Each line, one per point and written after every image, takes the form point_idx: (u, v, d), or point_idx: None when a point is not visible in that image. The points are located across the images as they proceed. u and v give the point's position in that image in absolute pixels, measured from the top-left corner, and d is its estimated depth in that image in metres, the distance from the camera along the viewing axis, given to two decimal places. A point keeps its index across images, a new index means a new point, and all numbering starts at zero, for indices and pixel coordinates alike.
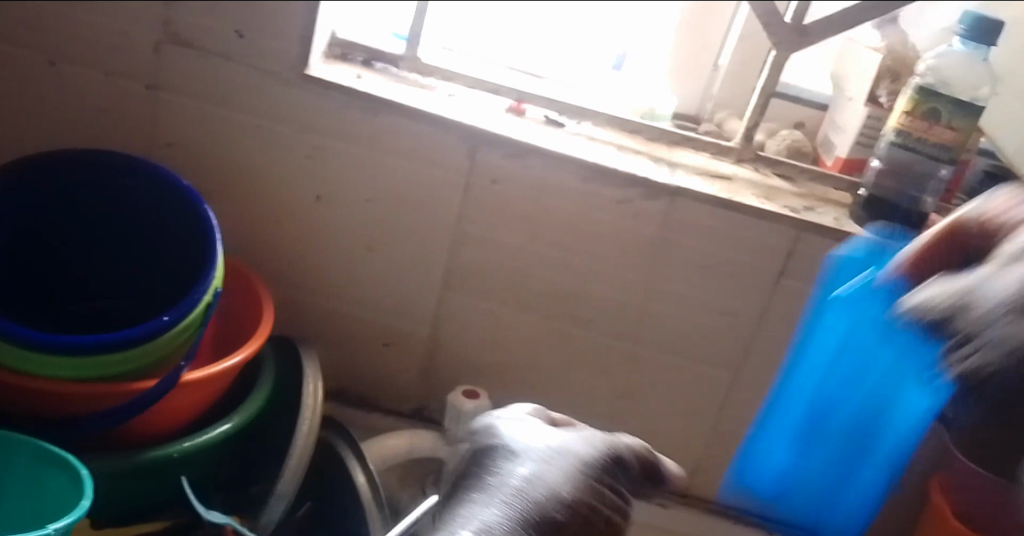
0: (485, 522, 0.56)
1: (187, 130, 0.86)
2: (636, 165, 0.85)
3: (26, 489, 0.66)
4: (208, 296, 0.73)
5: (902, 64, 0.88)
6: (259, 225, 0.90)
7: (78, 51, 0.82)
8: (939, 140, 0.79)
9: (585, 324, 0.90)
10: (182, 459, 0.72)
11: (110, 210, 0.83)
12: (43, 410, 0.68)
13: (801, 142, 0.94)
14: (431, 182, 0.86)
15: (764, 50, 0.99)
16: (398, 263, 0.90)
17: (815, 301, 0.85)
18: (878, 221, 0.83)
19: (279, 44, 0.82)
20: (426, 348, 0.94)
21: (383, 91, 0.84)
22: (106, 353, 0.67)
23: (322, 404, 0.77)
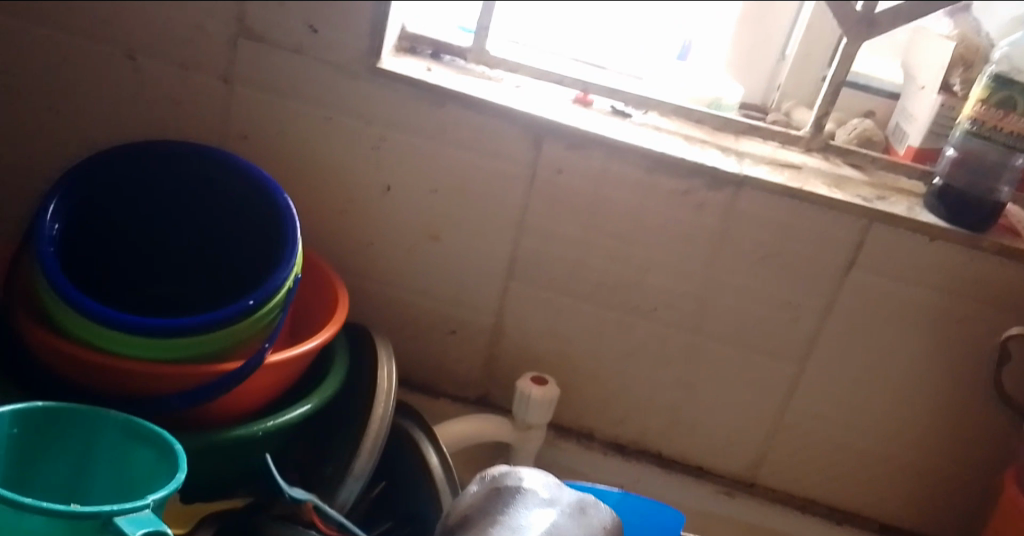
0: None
1: (261, 121, 0.89)
2: (702, 155, 0.85)
3: (120, 463, 0.69)
4: (288, 282, 0.75)
5: (975, 53, 0.88)
6: (329, 214, 0.92)
7: (158, 46, 0.86)
8: (1016, 129, 0.77)
9: (649, 314, 0.91)
10: (261, 437, 0.75)
11: (190, 198, 0.86)
12: (132, 388, 0.71)
13: (871, 131, 0.93)
14: (497, 172, 0.87)
15: (832, 37, 0.98)
16: (463, 253, 0.92)
17: (884, 292, 0.85)
18: (951, 211, 0.81)
19: (350, 37, 0.84)
20: (490, 337, 0.95)
21: (450, 83, 0.86)
22: (193, 334, 0.70)
23: (396, 390, 0.80)
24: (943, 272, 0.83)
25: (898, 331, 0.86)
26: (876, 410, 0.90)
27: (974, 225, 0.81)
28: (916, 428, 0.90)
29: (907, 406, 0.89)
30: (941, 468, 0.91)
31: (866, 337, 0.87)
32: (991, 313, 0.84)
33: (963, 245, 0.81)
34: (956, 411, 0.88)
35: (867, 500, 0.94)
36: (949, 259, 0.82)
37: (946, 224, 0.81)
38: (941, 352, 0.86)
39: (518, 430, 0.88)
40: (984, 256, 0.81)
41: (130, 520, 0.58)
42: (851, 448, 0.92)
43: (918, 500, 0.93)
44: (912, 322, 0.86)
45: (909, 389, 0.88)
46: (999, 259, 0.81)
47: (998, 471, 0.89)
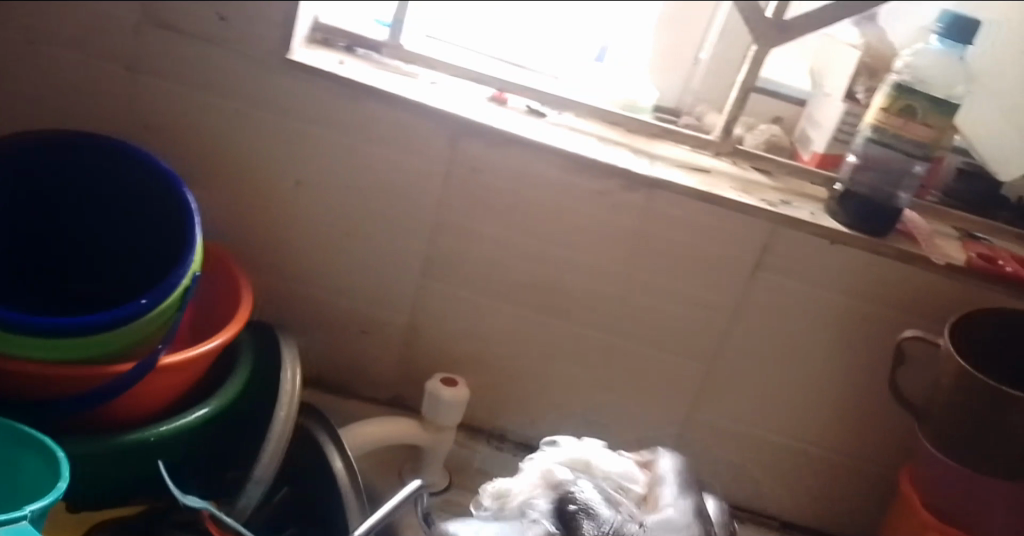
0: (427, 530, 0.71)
1: (164, 111, 0.85)
2: (616, 157, 0.86)
3: (1, 470, 0.66)
4: (187, 280, 0.72)
5: (879, 62, 0.91)
6: (238, 210, 0.89)
7: (54, 29, 0.81)
8: (917, 137, 0.80)
9: (563, 315, 0.91)
10: (157, 442, 0.72)
11: (87, 192, 0.82)
12: (16, 391, 0.67)
13: (778, 136, 0.96)
14: (412, 170, 0.86)
15: (744, 45, 1.01)
16: (376, 251, 0.90)
17: (791, 294, 0.87)
18: (854, 216, 0.84)
19: (260, 27, 0.81)
20: (404, 337, 0.94)
21: (364, 77, 0.84)
22: (82, 335, 0.66)
23: (301, 390, 0.77)
24: (846, 276, 0.85)
25: (804, 332, 0.88)
26: (782, 409, 0.92)
27: (876, 229, 0.83)
28: (820, 427, 0.92)
29: (812, 405, 0.92)
30: (843, 465, 0.94)
31: (773, 338, 0.89)
32: (891, 316, 0.86)
33: (865, 249, 0.84)
34: (857, 411, 0.91)
35: (772, 498, 0.96)
36: (852, 263, 0.85)
37: (848, 228, 0.84)
38: (844, 354, 0.89)
39: (428, 431, 0.87)
40: (885, 260, 0.84)
41: (8, 531, 0.55)
42: (758, 447, 0.94)
43: (820, 498, 0.96)
44: (817, 324, 0.88)
45: (813, 389, 0.91)
46: (898, 264, 0.84)
47: (895, 469, 0.93)
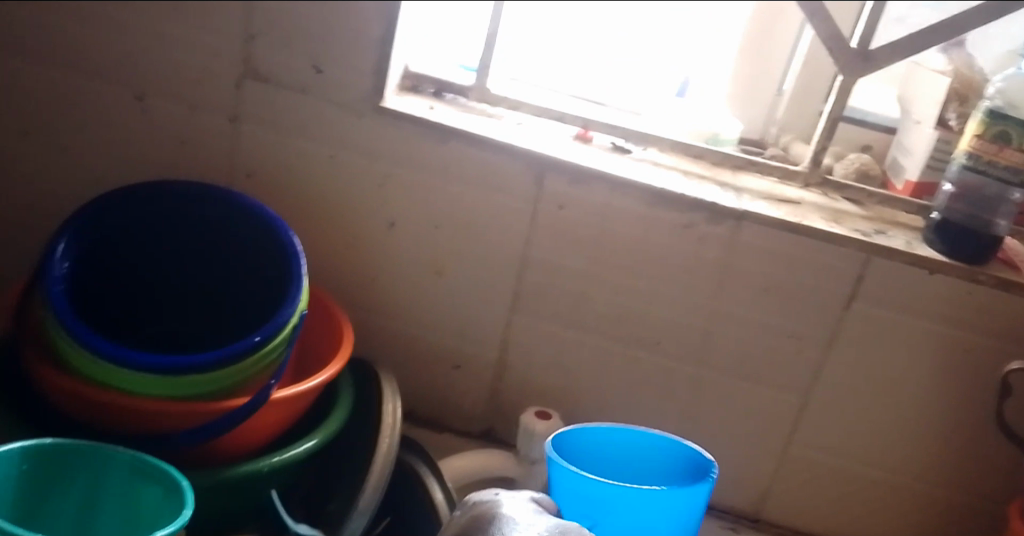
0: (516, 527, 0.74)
1: (266, 160, 0.90)
2: (702, 190, 0.86)
3: (128, 499, 0.69)
4: (293, 318, 0.76)
5: (970, 88, 0.89)
6: (334, 251, 0.93)
7: (166, 87, 0.87)
8: (1011, 163, 0.78)
9: (652, 347, 0.91)
10: (268, 474, 0.74)
11: (196, 237, 0.87)
12: (138, 427, 0.71)
13: (868, 165, 0.94)
14: (500, 208, 0.88)
15: (828, 73, 1.01)
16: (466, 288, 0.92)
17: (886, 324, 0.85)
18: (949, 244, 0.82)
19: (355, 77, 0.85)
20: (494, 372, 0.96)
21: (453, 121, 0.87)
22: (200, 372, 0.70)
23: (400, 424, 0.80)
24: (943, 304, 0.84)
25: (900, 362, 0.87)
26: (879, 441, 0.90)
27: (975, 258, 0.82)
28: (922, 459, 0.90)
29: (910, 437, 0.89)
30: (946, 500, 0.91)
31: (868, 369, 0.87)
32: (992, 344, 0.84)
33: (962, 277, 0.82)
34: (959, 443, 0.88)
35: (872, 533, 0.94)
36: (948, 292, 0.83)
37: (945, 256, 0.82)
38: (943, 384, 0.87)
39: (522, 464, 0.88)
40: (983, 288, 0.82)
41: None
42: (855, 480, 0.92)
43: (923, 534, 0.93)
44: (913, 354, 0.86)
45: (912, 421, 0.89)
46: (998, 291, 0.82)
47: (1003, 504, 0.89)
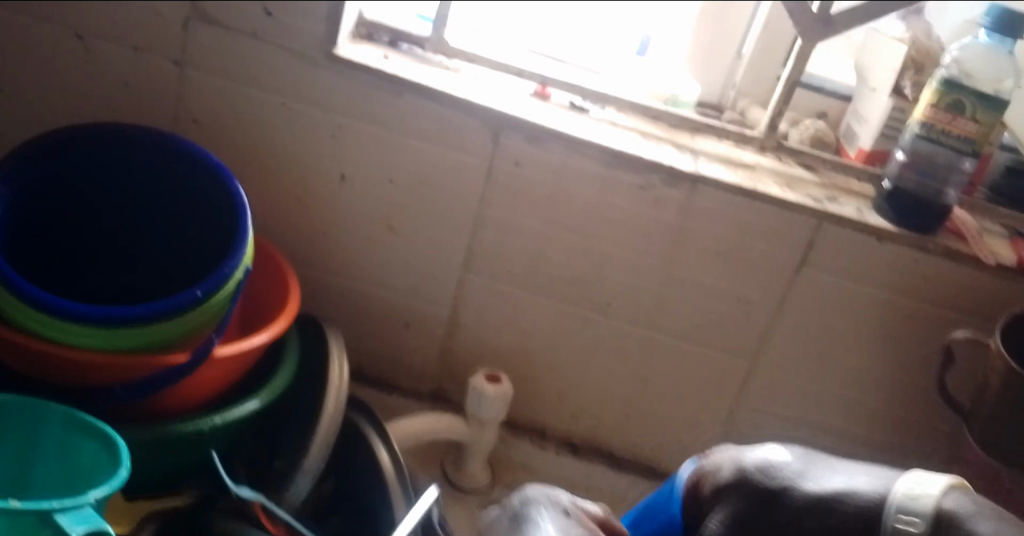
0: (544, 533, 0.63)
1: (212, 107, 0.87)
2: (658, 151, 0.86)
3: (62, 456, 0.67)
4: (238, 272, 0.74)
5: (925, 56, 0.89)
6: (283, 204, 0.91)
7: (106, 26, 0.83)
8: (964, 133, 0.79)
9: (603, 310, 0.91)
10: (208, 434, 0.73)
11: (139, 183, 0.84)
12: (73, 380, 0.69)
13: (824, 132, 0.95)
14: (455, 164, 0.87)
15: (789, 40, 1.00)
16: (418, 246, 0.91)
17: (834, 291, 0.86)
18: (899, 214, 0.83)
19: (305, 23, 0.82)
20: (445, 330, 0.95)
21: (408, 73, 0.85)
22: (138, 325, 0.68)
23: (348, 384, 0.79)
24: (891, 273, 0.85)
25: (848, 328, 0.88)
26: (823, 406, 0.92)
27: (923, 227, 0.83)
28: (863, 422, 0.92)
29: (854, 401, 0.91)
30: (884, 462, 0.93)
31: (815, 335, 0.88)
32: (936, 313, 0.86)
33: (912, 246, 0.83)
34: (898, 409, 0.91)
35: None
36: (897, 260, 0.84)
37: (893, 226, 0.83)
38: (887, 352, 0.88)
39: (471, 425, 0.88)
40: (931, 258, 0.83)
41: (72, 516, 0.57)
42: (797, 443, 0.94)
43: None
44: (860, 321, 0.87)
45: (855, 387, 0.90)
46: (945, 262, 0.84)
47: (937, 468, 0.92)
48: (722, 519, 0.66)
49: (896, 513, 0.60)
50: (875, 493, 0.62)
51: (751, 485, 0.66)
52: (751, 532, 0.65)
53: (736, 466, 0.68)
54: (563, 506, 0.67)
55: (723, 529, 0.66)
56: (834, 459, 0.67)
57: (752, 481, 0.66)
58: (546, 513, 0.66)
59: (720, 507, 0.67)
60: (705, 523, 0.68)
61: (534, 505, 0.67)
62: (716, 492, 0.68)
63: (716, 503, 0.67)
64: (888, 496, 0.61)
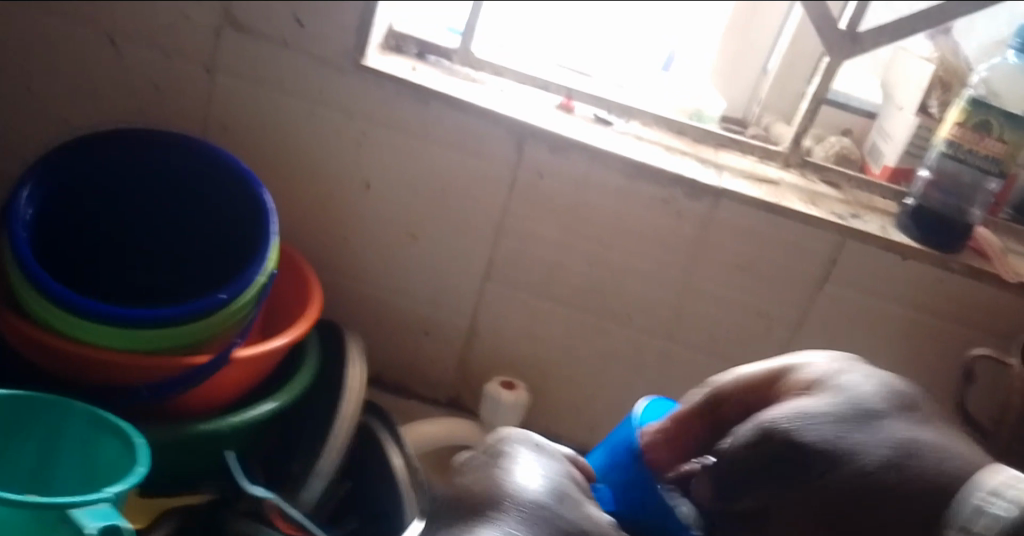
0: (538, 481, 0.57)
1: (241, 114, 0.88)
2: (681, 165, 0.86)
3: (84, 453, 0.69)
4: (262, 277, 0.75)
5: (953, 76, 0.90)
6: (308, 210, 0.92)
7: (141, 33, 0.85)
8: (990, 153, 0.78)
9: (624, 322, 0.91)
10: (224, 435, 0.74)
11: (167, 189, 0.86)
12: (97, 379, 0.70)
13: (848, 149, 0.95)
14: (478, 174, 0.87)
15: (813, 53, 0.99)
16: (440, 254, 0.92)
17: (857, 309, 0.86)
18: (923, 231, 0.82)
19: (334, 32, 0.84)
20: (464, 339, 0.95)
21: (434, 83, 0.86)
22: (162, 327, 0.69)
23: (365, 388, 0.80)
24: (914, 291, 0.84)
25: (869, 345, 0.87)
26: None
27: (946, 245, 0.82)
28: None
29: None
30: None
31: (837, 353, 0.88)
32: (960, 334, 0.85)
33: (936, 265, 0.82)
34: None
35: None
36: (921, 279, 0.83)
37: (918, 243, 0.83)
38: (909, 371, 0.88)
39: (488, 433, 0.88)
40: (955, 277, 0.83)
41: (88, 512, 0.58)
42: None
43: None
44: (882, 340, 0.87)
45: None
46: (969, 281, 0.83)
47: None
48: (786, 418, 0.55)
49: (974, 509, 0.48)
50: (966, 468, 0.51)
51: (862, 404, 0.55)
52: (819, 453, 0.53)
53: (827, 377, 0.58)
54: (540, 443, 0.61)
55: (791, 432, 0.54)
56: (944, 427, 0.55)
57: (873, 407, 0.55)
58: (525, 452, 0.59)
59: (830, 391, 0.57)
60: (759, 424, 0.55)
61: (515, 441, 0.61)
62: (800, 403, 0.56)
63: (813, 396, 0.56)
64: (987, 481, 0.49)
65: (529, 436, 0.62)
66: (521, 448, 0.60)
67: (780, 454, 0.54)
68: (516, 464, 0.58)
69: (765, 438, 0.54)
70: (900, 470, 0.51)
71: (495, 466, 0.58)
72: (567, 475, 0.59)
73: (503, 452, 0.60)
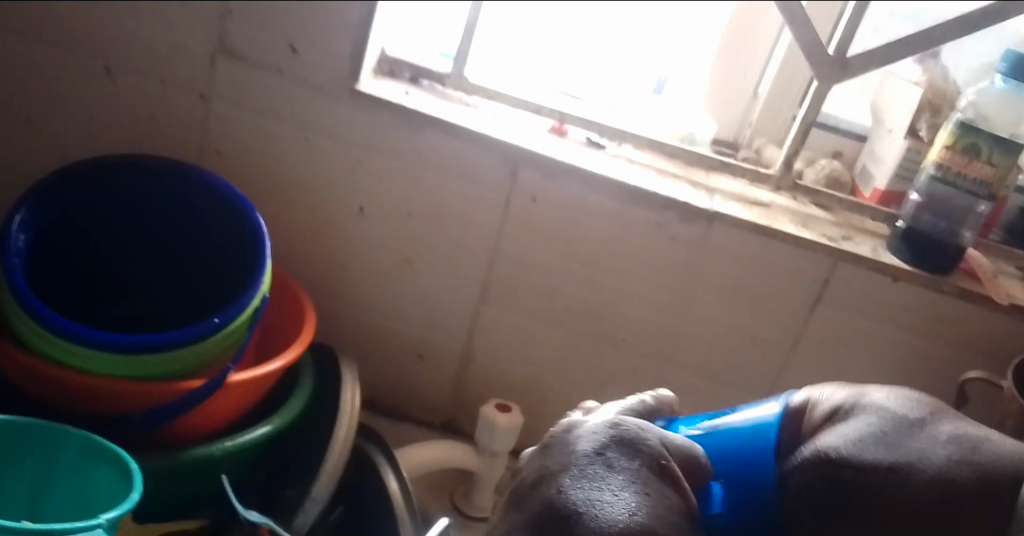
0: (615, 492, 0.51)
1: (235, 139, 0.89)
2: (673, 189, 0.86)
3: (77, 480, 0.68)
4: (255, 301, 0.75)
5: (942, 98, 0.90)
6: (303, 235, 0.92)
7: (135, 60, 0.85)
8: (980, 177, 0.79)
9: (618, 345, 0.92)
10: (220, 459, 0.73)
11: (163, 215, 0.86)
12: (91, 405, 0.70)
13: (839, 172, 0.95)
14: (472, 198, 0.88)
15: (804, 80, 1.00)
16: (434, 277, 0.92)
17: (850, 331, 0.86)
18: (914, 254, 0.83)
19: (329, 58, 0.84)
20: (459, 361, 0.95)
21: (428, 108, 0.86)
22: (155, 352, 0.69)
23: (360, 412, 0.79)
24: (906, 313, 0.85)
25: (863, 366, 0.87)
26: None
27: (937, 268, 0.83)
28: None
29: None
30: None
31: (831, 375, 0.88)
32: (953, 355, 0.85)
33: (927, 287, 0.83)
34: None
35: None
36: (913, 301, 0.84)
37: (910, 266, 0.83)
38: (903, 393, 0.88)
39: (482, 456, 0.88)
40: (946, 299, 0.83)
41: None
42: None
43: None
44: (874, 361, 0.87)
45: None
46: (960, 303, 0.83)
47: None
48: (868, 427, 0.54)
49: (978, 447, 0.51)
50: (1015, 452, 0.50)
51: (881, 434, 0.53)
52: (885, 470, 0.51)
53: (842, 440, 0.54)
54: (660, 460, 0.55)
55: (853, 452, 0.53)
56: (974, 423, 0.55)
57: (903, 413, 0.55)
58: (636, 467, 0.54)
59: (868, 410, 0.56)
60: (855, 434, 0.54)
61: (631, 450, 0.55)
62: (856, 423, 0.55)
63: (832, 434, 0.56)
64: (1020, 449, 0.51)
65: (652, 466, 0.54)
66: (619, 470, 0.53)
67: (835, 475, 0.53)
68: (612, 473, 0.53)
69: (822, 461, 0.54)
70: (970, 464, 0.50)
71: (578, 467, 0.53)
72: (673, 494, 0.54)
73: (599, 460, 0.54)
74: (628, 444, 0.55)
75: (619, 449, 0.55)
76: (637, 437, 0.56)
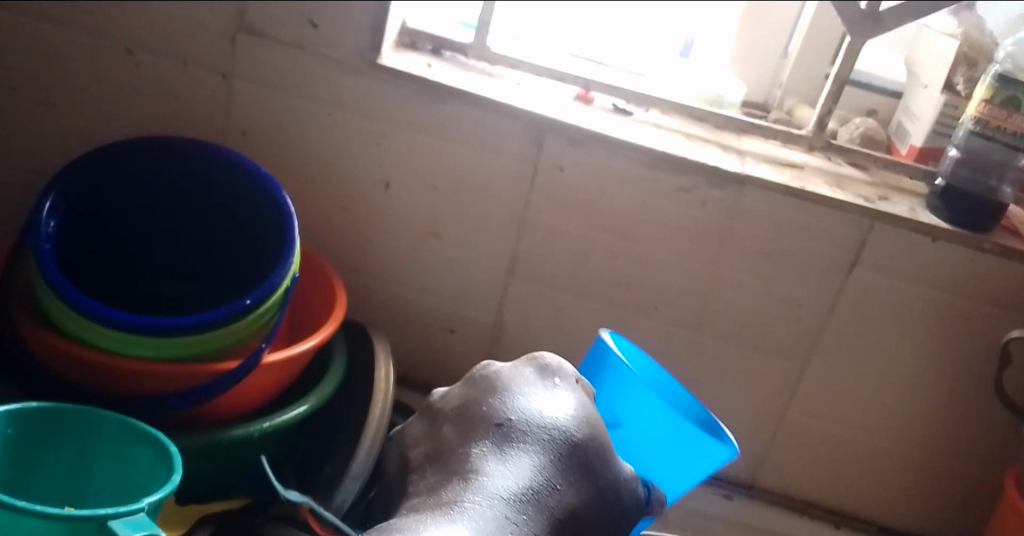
0: (479, 517, 0.65)
1: (259, 118, 0.88)
2: (703, 153, 0.85)
3: (118, 464, 0.69)
4: (286, 280, 0.75)
5: (979, 52, 0.87)
6: (331, 212, 0.92)
7: (156, 42, 0.85)
8: (1018, 129, 0.77)
9: (649, 313, 0.91)
10: (257, 439, 0.74)
11: (189, 196, 0.86)
12: (128, 388, 0.70)
13: (873, 130, 0.93)
14: (498, 169, 0.87)
15: (836, 34, 0.98)
16: (462, 249, 0.91)
17: (887, 292, 0.84)
18: (953, 211, 0.81)
19: (350, 33, 0.83)
20: (490, 334, 0.95)
21: (451, 80, 0.85)
22: (189, 334, 0.69)
23: (395, 389, 0.80)
24: (945, 272, 0.83)
25: (901, 327, 0.86)
26: (877, 410, 0.90)
27: (977, 226, 0.81)
28: (920, 426, 0.90)
29: (909, 405, 0.89)
30: (940, 467, 0.91)
31: (868, 337, 0.87)
32: (994, 313, 0.84)
33: (966, 245, 0.81)
34: (957, 412, 0.88)
35: (869, 499, 0.94)
36: (952, 259, 0.82)
37: (949, 225, 0.81)
38: (942, 353, 0.86)
39: None
40: (986, 256, 0.81)
41: (126, 522, 0.58)
42: (854, 448, 0.92)
43: (918, 499, 0.93)
44: (911, 321, 0.85)
45: (911, 390, 0.88)
46: (1001, 259, 0.81)
47: (998, 473, 0.89)
48: None
49: None
50: None
51: None
52: None
53: None
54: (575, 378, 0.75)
55: None
56: None
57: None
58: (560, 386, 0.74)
59: None
60: None
61: (550, 375, 0.75)
62: None
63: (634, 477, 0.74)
64: None
65: (580, 405, 0.73)
66: (530, 435, 0.70)
67: None
68: (523, 397, 0.73)
69: None
70: None
71: (504, 388, 0.73)
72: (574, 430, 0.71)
73: (520, 410, 0.72)
74: (553, 367, 0.75)
75: (546, 377, 0.75)
76: (565, 369, 0.75)
